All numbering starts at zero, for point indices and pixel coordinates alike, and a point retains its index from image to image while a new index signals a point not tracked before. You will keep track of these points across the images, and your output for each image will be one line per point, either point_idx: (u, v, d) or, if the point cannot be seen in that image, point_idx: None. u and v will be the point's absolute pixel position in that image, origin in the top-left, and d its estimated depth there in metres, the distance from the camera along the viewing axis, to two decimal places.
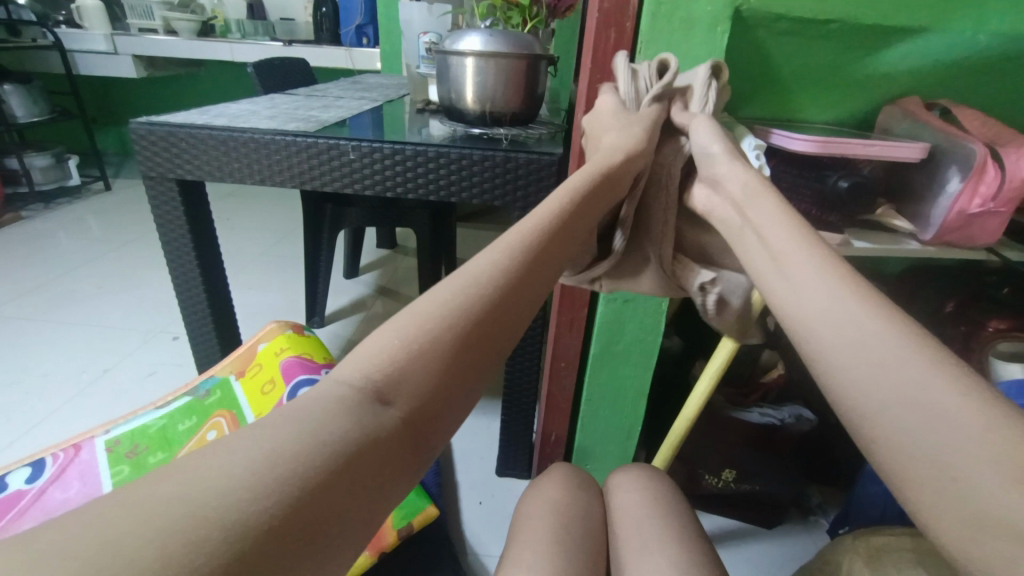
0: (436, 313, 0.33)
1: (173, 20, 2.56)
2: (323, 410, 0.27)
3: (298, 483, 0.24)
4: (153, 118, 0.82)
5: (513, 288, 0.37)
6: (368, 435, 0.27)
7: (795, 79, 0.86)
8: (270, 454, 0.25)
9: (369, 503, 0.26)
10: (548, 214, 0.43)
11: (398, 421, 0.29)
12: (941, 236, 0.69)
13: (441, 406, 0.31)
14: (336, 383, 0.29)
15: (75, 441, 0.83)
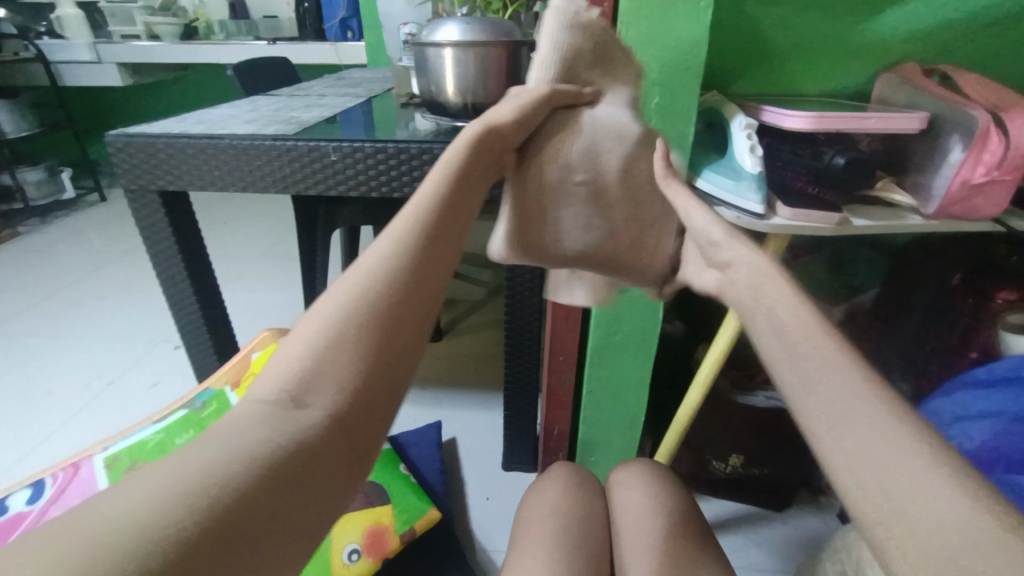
0: (345, 299, 0.33)
1: (155, 24, 2.52)
2: (241, 425, 0.29)
3: (227, 492, 0.27)
4: (130, 129, 0.80)
5: (422, 259, 0.36)
6: (288, 438, 0.29)
7: (788, 51, 0.83)
8: (187, 481, 0.26)
9: (311, 493, 0.29)
10: (448, 180, 0.41)
11: (323, 416, 0.30)
12: (944, 209, 0.66)
13: (369, 391, 0.32)
14: (255, 396, 0.31)
15: (73, 460, 0.83)
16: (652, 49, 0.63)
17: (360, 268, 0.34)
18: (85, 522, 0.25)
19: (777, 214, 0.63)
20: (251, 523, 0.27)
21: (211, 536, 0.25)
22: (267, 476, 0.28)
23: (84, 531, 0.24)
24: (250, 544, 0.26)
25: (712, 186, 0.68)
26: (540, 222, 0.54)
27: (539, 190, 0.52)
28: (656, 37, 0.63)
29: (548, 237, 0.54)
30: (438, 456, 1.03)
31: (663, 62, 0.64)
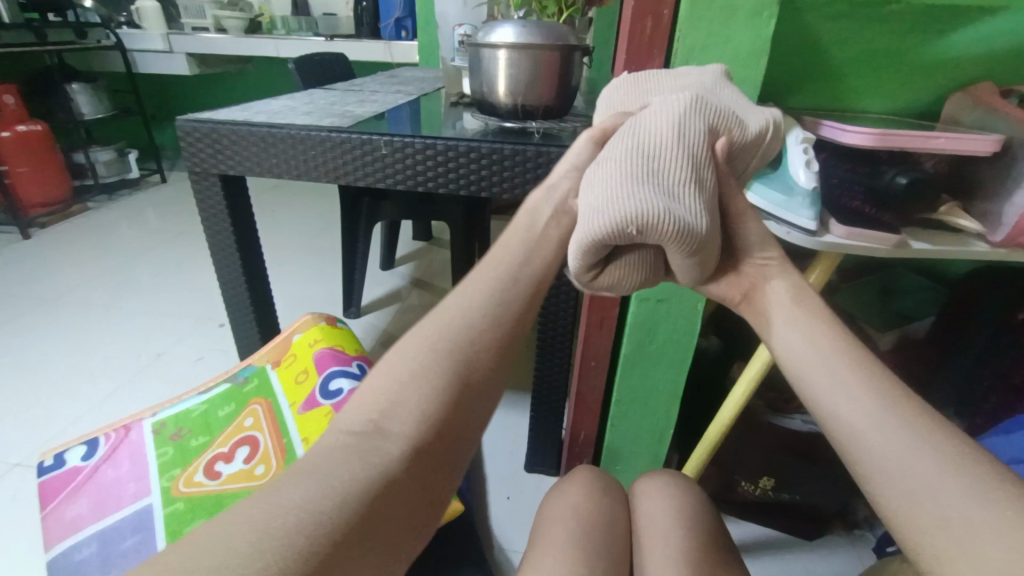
0: (425, 356, 0.42)
1: (223, 19, 2.66)
2: (344, 452, 0.38)
3: (339, 510, 0.34)
4: (198, 115, 0.85)
5: (487, 331, 0.45)
6: (383, 467, 0.37)
7: (850, 65, 0.80)
8: (309, 497, 0.34)
9: (403, 511, 0.37)
10: (506, 271, 0.50)
11: (408, 448, 0.38)
12: (1014, 238, 0.61)
13: (444, 430, 0.40)
14: (350, 429, 0.39)
15: (125, 422, 0.88)
16: (709, 56, 0.62)
17: (433, 336, 0.44)
18: (231, 531, 0.32)
19: (830, 231, 0.61)
20: (363, 533, 0.34)
21: (337, 541, 0.33)
22: (372, 495, 0.36)
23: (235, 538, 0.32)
24: (360, 550, 0.34)
25: (762, 200, 0.66)
26: (588, 198, 0.48)
27: (591, 176, 0.50)
28: (713, 45, 0.62)
29: (595, 203, 0.46)
30: None
31: None
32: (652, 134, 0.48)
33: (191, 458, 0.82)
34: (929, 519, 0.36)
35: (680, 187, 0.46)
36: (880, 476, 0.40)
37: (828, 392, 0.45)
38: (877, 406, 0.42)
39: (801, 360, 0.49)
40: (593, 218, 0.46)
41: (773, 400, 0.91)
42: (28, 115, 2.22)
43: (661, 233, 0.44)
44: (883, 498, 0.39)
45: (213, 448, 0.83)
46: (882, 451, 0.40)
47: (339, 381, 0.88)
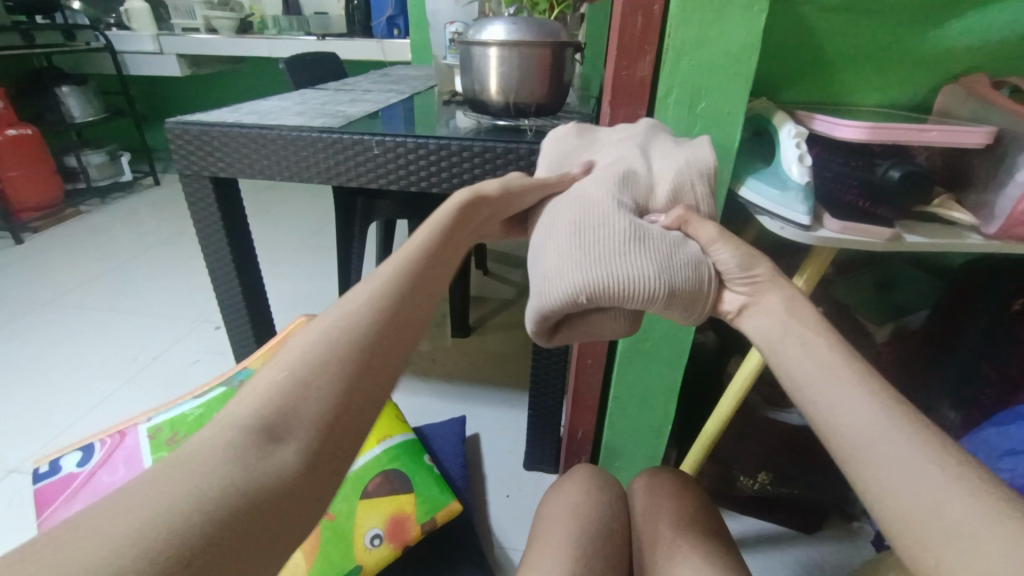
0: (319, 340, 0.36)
1: (214, 19, 2.64)
2: (214, 453, 0.30)
3: (192, 528, 0.27)
4: (188, 116, 0.84)
5: (392, 318, 0.40)
6: (264, 472, 0.30)
7: (843, 58, 0.80)
8: (151, 515, 0.27)
9: (287, 526, 0.30)
10: (414, 257, 0.45)
11: (295, 452, 0.32)
12: (1007, 229, 0.62)
13: (343, 415, 0.34)
14: (225, 426, 0.32)
15: (120, 427, 0.88)
16: (701, 52, 0.62)
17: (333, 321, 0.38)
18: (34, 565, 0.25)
19: (825, 226, 0.60)
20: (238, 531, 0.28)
21: (200, 547, 0.27)
22: (249, 492, 0.30)
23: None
24: (230, 560, 0.28)
25: (756, 195, 0.66)
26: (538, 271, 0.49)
27: (538, 246, 0.51)
28: (705, 40, 0.61)
29: (544, 278, 0.47)
30: (461, 450, 1.04)
31: (712, 67, 0.63)
32: (587, 201, 0.50)
33: None
34: (934, 531, 0.37)
35: (623, 250, 0.45)
36: (885, 487, 0.39)
37: (829, 400, 0.44)
38: (879, 414, 0.42)
39: (798, 365, 0.48)
40: (545, 290, 0.47)
41: (770, 395, 0.92)
42: (17, 119, 2.19)
43: (611, 297, 0.44)
44: (889, 509, 0.39)
45: None
46: (886, 462, 0.40)
47: None
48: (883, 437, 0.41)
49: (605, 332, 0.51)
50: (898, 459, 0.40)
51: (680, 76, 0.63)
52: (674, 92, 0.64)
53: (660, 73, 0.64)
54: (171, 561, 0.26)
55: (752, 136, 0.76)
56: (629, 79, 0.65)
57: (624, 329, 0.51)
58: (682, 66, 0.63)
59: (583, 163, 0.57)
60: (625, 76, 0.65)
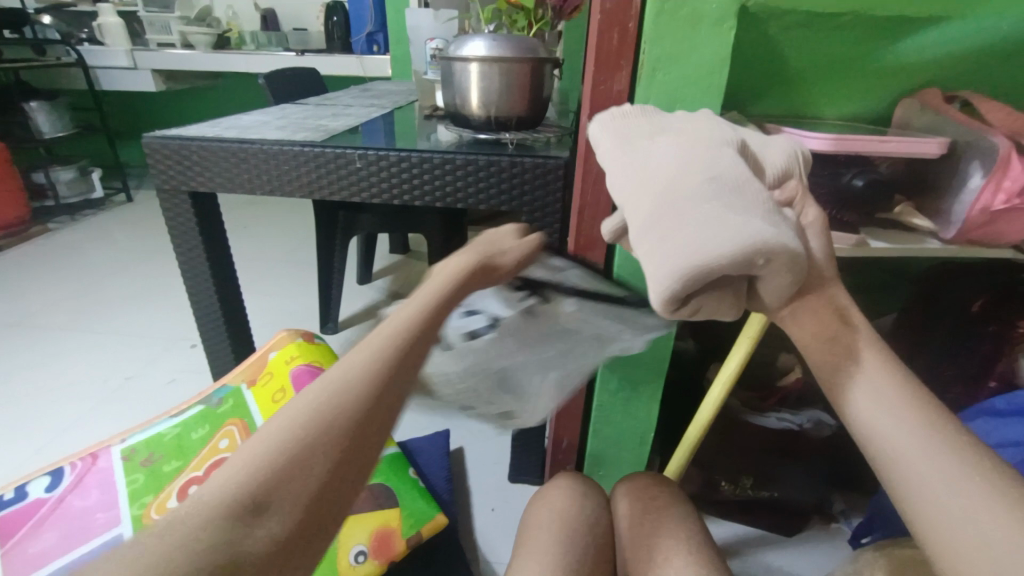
0: (309, 410, 0.37)
1: (190, 34, 2.63)
2: (183, 533, 0.32)
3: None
4: (166, 132, 0.84)
5: (413, 336, 0.44)
6: (230, 547, 0.32)
7: (807, 74, 0.84)
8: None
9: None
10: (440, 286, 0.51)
11: (268, 535, 0.33)
12: (964, 233, 0.65)
13: (372, 411, 0.39)
14: (209, 499, 0.33)
15: (93, 450, 0.85)
16: (675, 68, 0.64)
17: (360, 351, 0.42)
18: None
19: None
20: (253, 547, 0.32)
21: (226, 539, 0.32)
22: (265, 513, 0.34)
23: None
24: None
25: None
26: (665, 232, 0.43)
27: (654, 206, 0.44)
28: (678, 57, 0.64)
29: (705, 239, 0.40)
30: (446, 464, 1.03)
31: (685, 82, 0.65)
32: (711, 164, 0.45)
33: (164, 484, 0.79)
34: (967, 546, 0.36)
35: (772, 216, 0.42)
36: (926, 502, 0.38)
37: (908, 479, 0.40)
38: (921, 425, 0.41)
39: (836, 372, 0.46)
40: (692, 247, 0.40)
41: (749, 399, 0.94)
42: None
43: (783, 257, 0.40)
44: (922, 518, 0.39)
45: (187, 472, 0.80)
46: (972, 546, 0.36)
47: None
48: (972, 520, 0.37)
49: (719, 314, 0.48)
50: (939, 474, 0.39)
51: (656, 91, 0.66)
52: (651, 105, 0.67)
53: (636, 88, 0.67)
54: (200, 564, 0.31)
55: None
56: (606, 93, 0.67)
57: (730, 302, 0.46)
58: (657, 82, 0.65)
59: (660, 133, 0.51)
60: (602, 90, 0.67)
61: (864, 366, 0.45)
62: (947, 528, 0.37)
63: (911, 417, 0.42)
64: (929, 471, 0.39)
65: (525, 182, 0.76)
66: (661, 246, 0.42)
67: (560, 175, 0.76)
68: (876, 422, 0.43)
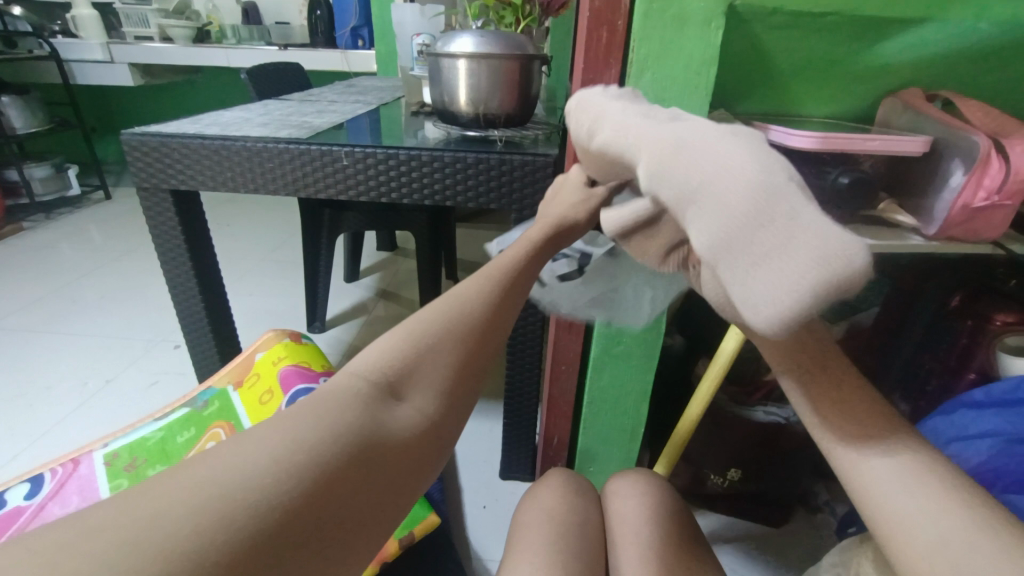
0: (433, 320, 0.41)
1: (169, 27, 2.56)
2: (340, 397, 0.34)
3: (335, 450, 0.31)
4: (146, 128, 0.82)
5: (502, 298, 0.45)
6: (377, 419, 0.34)
7: (792, 73, 0.85)
8: (290, 442, 0.30)
9: (396, 469, 0.33)
10: (528, 245, 0.49)
11: (405, 412, 0.36)
12: (946, 230, 0.67)
13: (480, 330, 0.42)
14: (353, 377, 0.36)
15: (73, 456, 0.83)
16: (663, 66, 0.65)
17: (456, 302, 0.42)
18: (233, 461, 0.28)
19: None
20: (364, 472, 0.31)
21: (342, 463, 0.30)
22: (376, 444, 0.33)
23: (243, 483, 0.27)
24: (347, 523, 0.29)
25: None
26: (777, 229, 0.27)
27: (749, 192, 0.28)
28: (665, 55, 0.64)
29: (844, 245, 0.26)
30: None
31: (674, 80, 0.65)
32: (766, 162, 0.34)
33: None
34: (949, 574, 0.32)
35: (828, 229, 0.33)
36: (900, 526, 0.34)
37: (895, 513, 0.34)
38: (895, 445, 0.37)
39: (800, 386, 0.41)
40: (828, 241, 0.26)
41: (736, 394, 0.95)
42: None
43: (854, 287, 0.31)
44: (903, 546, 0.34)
45: None
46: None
47: None
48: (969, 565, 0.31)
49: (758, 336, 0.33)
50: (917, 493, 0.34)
51: (644, 88, 0.66)
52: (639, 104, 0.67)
53: (624, 86, 0.67)
54: (314, 477, 0.29)
55: None
56: None
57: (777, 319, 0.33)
58: (646, 80, 0.65)
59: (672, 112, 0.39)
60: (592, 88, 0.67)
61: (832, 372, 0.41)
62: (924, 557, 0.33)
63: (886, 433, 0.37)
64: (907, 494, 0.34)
65: (514, 179, 0.76)
66: (785, 248, 0.27)
67: (549, 172, 0.76)
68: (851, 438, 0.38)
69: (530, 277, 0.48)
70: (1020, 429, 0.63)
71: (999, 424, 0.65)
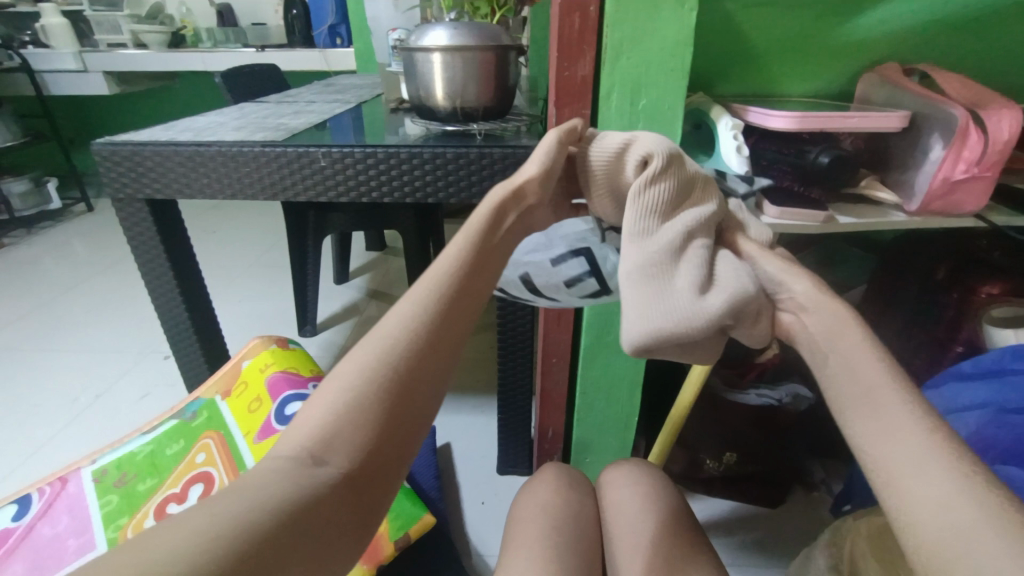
0: (363, 360, 0.35)
1: (142, 33, 2.52)
2: (262, 479, 0.32)
3: (248, 539, 0.29)
4: (117, 137, 0.80)
5: (444, 313, 0.39)
6: (300, 494, 0.31)
7: (770, 52, 0.84)
8: (200, 538, 0.28)
9: (324, 540, 0.31)
10: (474, 238, 0.43)
11: (334, 477, 0.32)
12: (927, 204, 0.67)
13: (420, 360, 0.36)
14: (278, 452, 0.33)
15: (60, 474, 0.81)
16: (638, 51, 0.64)
17: (386, 337, 0.36)
18: (141, 555, 0.27)
19: (765, 213, 0.66)
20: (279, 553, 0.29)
21: (252, 553, 0.28)
22: (294, 520, 0.31)
23: None
24: None
25: None
26: (663, 294, 0.43)
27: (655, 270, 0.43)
28: (640, 39, 0.63)
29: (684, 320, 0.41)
30: (433, 461, 1.03)
31: (650, 64, 0.64)
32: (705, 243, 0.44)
33: (139, 504, 0.77)
34: (944, 546, 0.32)
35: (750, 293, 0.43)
36: (910, 506, 0.34)
37: (859, 417, 0.38)
38: (920, 438, 0.35)
39: (831, 373, 0.41)
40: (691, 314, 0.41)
41: (728, 377, 0.95)
42: None
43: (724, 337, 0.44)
44: (908, 521, 0.34)
45: (165, 488, 0.78)
46: (909, 485, 0.34)
47: (295, 405, 0.83)
48: (920, 463, 0.35)
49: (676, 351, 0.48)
50: (919, 475, 0.34)
51: (621, 74, 0.65)
52: (616, 90, 0.66)
53: (600, 72, 0.66)
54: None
55: (693, 129, 0.78)
56: (571, 79, 0.66)
57: (769, 334, 0.45)
58: (621, 65, 0.64)
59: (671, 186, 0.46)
60: (567, 76, 0.66)
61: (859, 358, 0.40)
62: (932, 537, 0.33)
63: (912, 427, 0.36)
64: (917, 478, 0.34)
65: (495, 172, 0.75)
66: (656, 307, 0.42)
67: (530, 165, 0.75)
68: (878, 427, 0.37)
69: (481, 279, 0.42)
70: (1006, 399, 0.64)
71: (987, 395, 0.65)
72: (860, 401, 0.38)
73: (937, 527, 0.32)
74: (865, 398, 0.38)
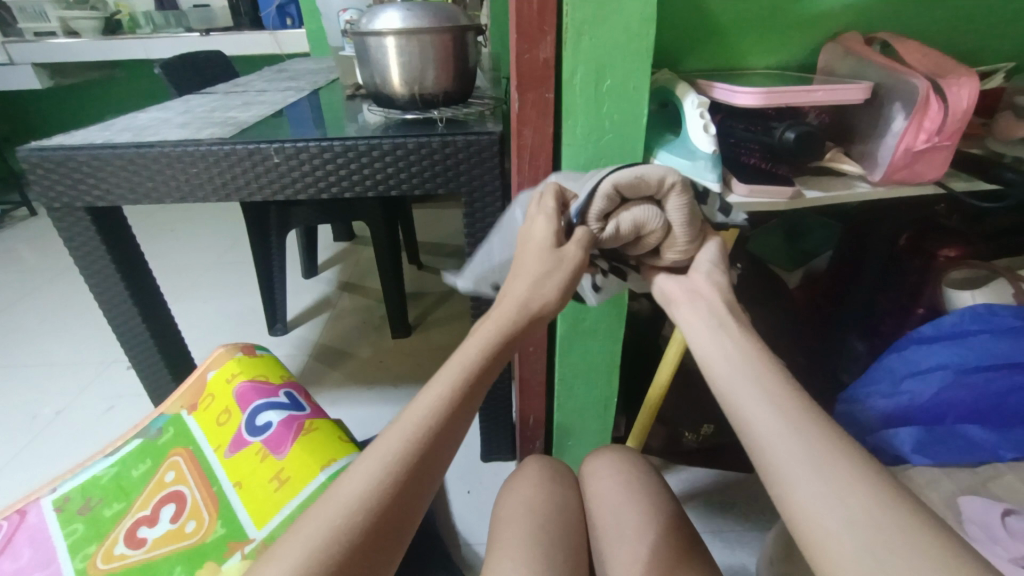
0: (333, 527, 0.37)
1: (71, 20, 2.33)
2: None
3: None
4: (46, 140, 0.73)
5: (415, 472, 0.41)
6: None
7: (734, 24, 0.82)
8: None
9: None
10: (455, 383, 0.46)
11: None
12: (890, 175, 0.67)
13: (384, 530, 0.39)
14: None
15: (20, 505, 0.77)
16: (600, 31, 0.61)
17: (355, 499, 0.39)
18: None
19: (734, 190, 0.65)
20: None
21: None
22: None
23: None
24: None
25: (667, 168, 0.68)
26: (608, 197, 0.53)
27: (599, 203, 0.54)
28: (603, 18, 0.61)
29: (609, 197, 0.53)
30: None
31: (614, 44, 0.62)
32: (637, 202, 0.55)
33: (106, 530, 0.73)
34: (820, 512, 0.36)
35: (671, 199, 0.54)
36: (792, 485, 0.38)
37: (751, 410, 0.43)
38: (787, 416, 0.41)
39: (722, 366, 0.47)
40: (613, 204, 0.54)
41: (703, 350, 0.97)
42: None
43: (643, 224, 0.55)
44: (791, 494, 0.38)
45: (134, 512, 0.75)
46: (814, 495, 0.36)
47: (267, 414, 0.81)
48: (790, 435, 0.40)
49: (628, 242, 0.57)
50: (797, 450, 0.39)
51: (583, 54, 0.63)
52: (580, 72, 0.64)
53: (563, 53, 0.63)
54: None
55: (660, 107, 0.76)
56: (533, 62, 0.63)
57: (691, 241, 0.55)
58: (583, 46, 0.62)
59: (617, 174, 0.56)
60: (528, 59, 0.63)
61: (754, 360, 0.47)
62: (810, 506, 0.36)
63: (786, 414, 0.42)
64: (791, 457, 0.39)
65: (461, 163, 0.73)
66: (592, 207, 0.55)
67: (496, 152, 0.73)
68: (756, 418, 0.42)
69: (456, 427, 0.45)
70: (965, 359, 0.67)
71: (950, 357, 0.68)
72: (742, 391, 0.44)
73: (816, 493, 0.36)
74: (752, 394, 0.44)
